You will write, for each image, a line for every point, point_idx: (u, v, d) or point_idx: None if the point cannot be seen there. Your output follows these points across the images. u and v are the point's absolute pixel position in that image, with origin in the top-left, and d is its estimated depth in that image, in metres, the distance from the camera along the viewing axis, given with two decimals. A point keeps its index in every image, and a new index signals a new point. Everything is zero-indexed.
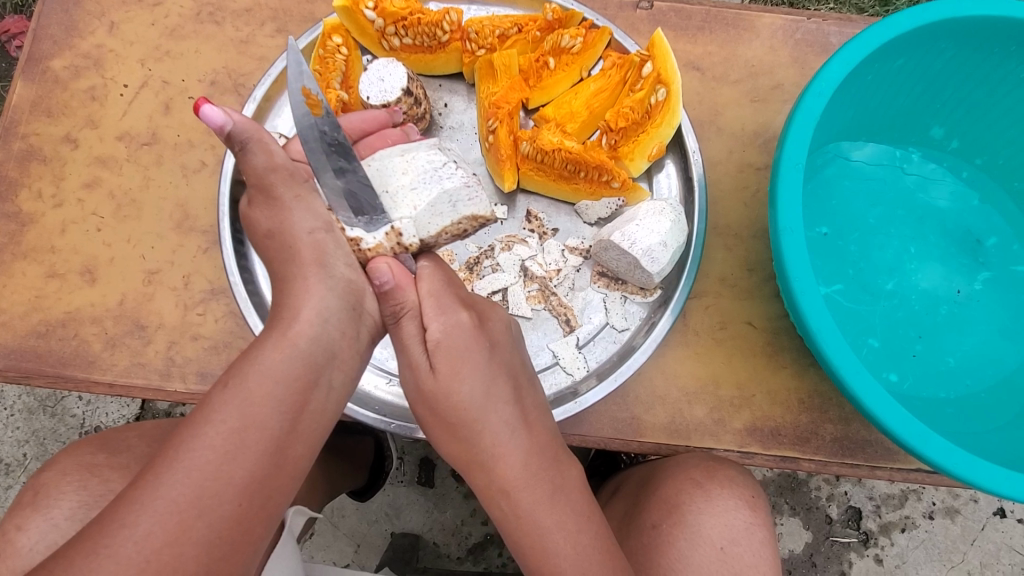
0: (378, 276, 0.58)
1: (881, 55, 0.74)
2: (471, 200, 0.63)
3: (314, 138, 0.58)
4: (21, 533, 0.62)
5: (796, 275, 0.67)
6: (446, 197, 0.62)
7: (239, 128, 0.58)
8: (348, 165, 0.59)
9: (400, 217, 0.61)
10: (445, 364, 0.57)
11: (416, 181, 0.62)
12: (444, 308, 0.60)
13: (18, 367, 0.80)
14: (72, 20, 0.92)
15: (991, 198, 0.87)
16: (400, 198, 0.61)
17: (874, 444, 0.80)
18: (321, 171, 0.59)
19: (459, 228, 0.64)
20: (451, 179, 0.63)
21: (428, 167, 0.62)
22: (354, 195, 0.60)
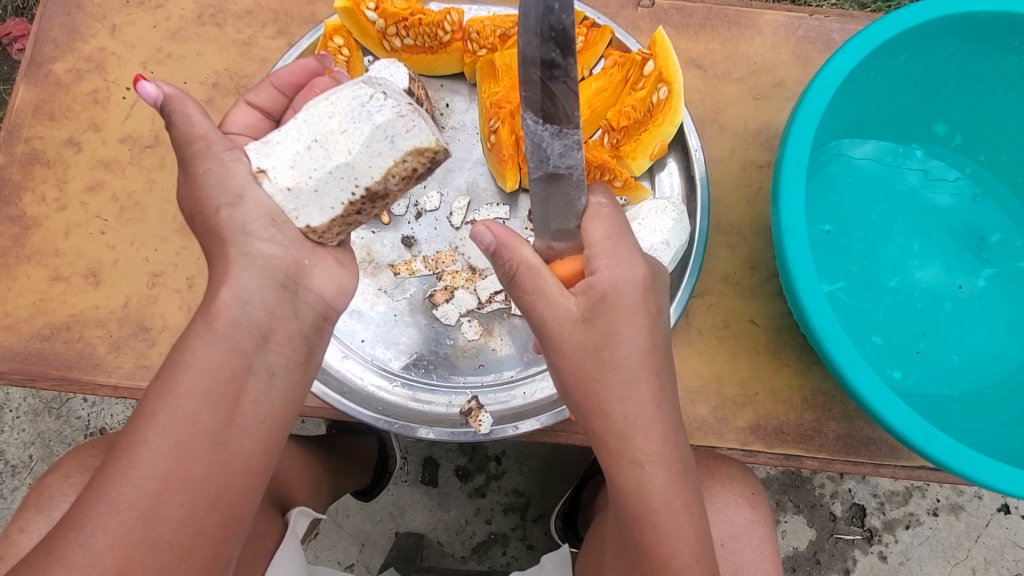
0: (481, 240, 0.55)
1: (884, 51, 0.73)
2: (409, 130, 0.56)
3: (535, 14, 0.45)
4: (26, 535, 0.63)
5: (799, 273, 0.67)
6: (381, 132, 0.55)
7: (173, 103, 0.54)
8: (561, 63, 0.47)
9: (337, 166, 0.56)
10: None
11: (343, 123, 0.55)
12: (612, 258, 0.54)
13: (24, 370, 0.81)
14: (74, 23, 0.92)
15: (994, 194, 0.86)
16: (333, 144, 0.56)
17: (877, 441, 0.80)
18: (527, 62, 0.47)
19: (405, 168, 0.57)
20: (382, 112, 0.55)
21: (355, 104, 0.56)
22: (552, 101, 0.48)
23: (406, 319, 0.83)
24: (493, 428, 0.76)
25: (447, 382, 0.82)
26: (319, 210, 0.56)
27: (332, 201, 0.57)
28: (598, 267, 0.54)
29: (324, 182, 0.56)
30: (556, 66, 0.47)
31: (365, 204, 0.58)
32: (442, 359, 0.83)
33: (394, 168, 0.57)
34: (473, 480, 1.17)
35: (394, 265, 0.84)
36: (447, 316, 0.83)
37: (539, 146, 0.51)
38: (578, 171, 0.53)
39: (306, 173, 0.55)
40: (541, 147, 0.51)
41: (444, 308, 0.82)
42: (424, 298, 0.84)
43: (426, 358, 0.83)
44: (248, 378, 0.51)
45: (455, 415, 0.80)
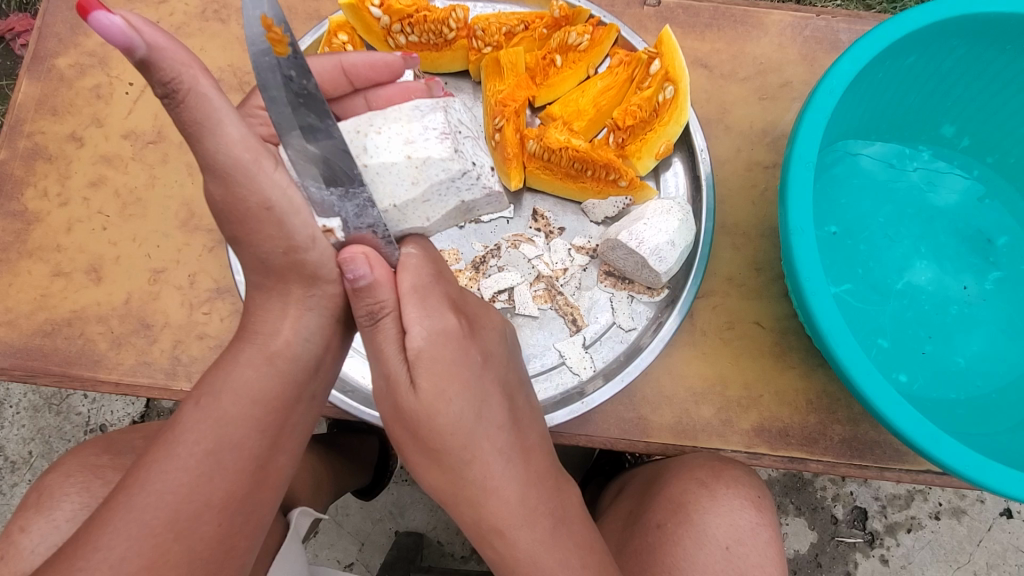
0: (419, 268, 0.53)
1: (892, 52, 0.73)
2: (489, 203, 0.62)
3: (277, 85, 0.49)
4: (25, 534, 0.62)
5: (806, 274, 0.66)
6: (462, 208, 0.60)
7: (162, 55, 0.42)
8: (319, 124, 0.50)
9: (419, 216, 0.58)
10: (428, 382, 0.53)
11: (436, 190, 0.57)
12: (428, 309, 0.56)
13: (24, 366, 0.80)
14: (77, 18, 0.91)
15: (1001, 196, 0.86)
16: (410, 211, 0.58)
17: (882, 444, 0.79)
18: (285, 129, 0.50)
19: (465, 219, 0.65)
20: (470, 192, 0.59)
21: (451, 172, 0.57)
22: (326, 161, 0.52)
23: None
24: None
25: None
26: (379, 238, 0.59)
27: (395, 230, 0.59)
28: None
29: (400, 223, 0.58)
30: (315, 127, 0.51)
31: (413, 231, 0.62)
32: None
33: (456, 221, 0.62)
34: None
35: None
36: None
37: (331, 209, 0.54)
38: (380, 228, 0.55)
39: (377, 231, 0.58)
40: (331, 209, 0.54)
41: None
42: None
43: None
44: None
45: None
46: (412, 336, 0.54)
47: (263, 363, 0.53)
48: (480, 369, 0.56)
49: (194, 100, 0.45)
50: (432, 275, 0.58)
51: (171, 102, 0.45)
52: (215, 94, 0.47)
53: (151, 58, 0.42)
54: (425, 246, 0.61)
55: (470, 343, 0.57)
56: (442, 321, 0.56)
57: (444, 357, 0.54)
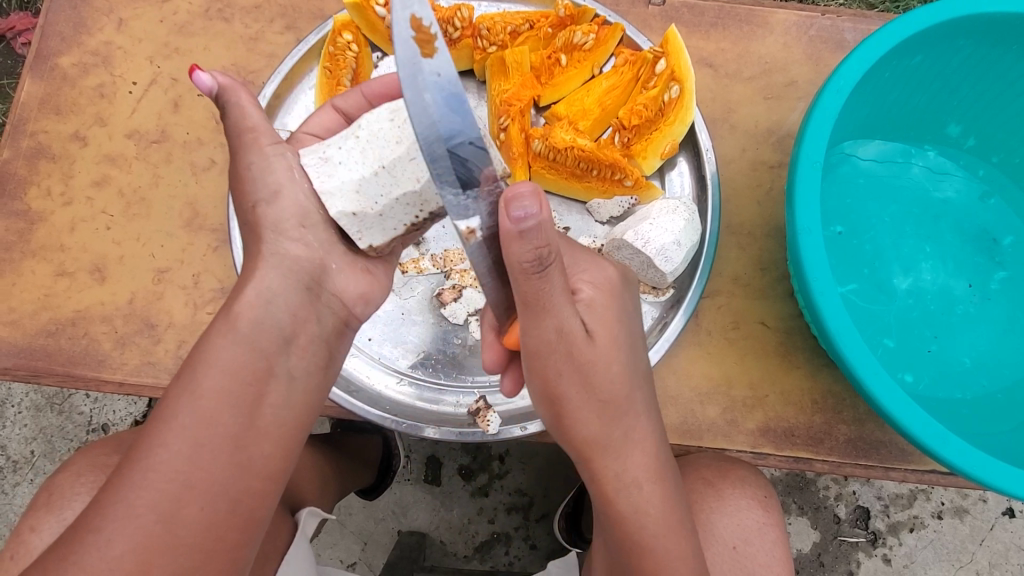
0: (518, 208, 0.45)
1: (898, 52, 0.73)
2: None
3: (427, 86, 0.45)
4: (33, 533, 0.62)
5: (814, 275, 0.66)
6: None
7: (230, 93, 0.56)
8: (472, 131, 0.46)
9: (406, 195, 0.55)
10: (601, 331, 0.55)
11: (410, 164, 0.54)
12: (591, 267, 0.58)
13: (28, 366, 0.80)
14: (80, 16, 0.91)
15: (1006, 196, 0.86)
16: (401, 170, 0.55)
17: (888, 444, 0.79)
18: (442, 136, 0.45)
19: None
20: None
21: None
22: (463, 164, 0.46)
23: (413, 318, 0.83)
24: (500, 429, 0.76)
25: (454, 382, 0.82)
26: (380, 232, 0.58)
27: (393, 223, 0.57)
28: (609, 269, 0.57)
29: (389, 211, 0.56)
30: (486, 134, 0.46)
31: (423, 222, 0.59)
32: (449, 358, 0.82)
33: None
34: (477, 480, 1.16)
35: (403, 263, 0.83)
36: (456, 315, 0.82)
37: (494, 211, 0.49)
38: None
39: (372, 199, 0.55)
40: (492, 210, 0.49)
41: (452, 307, 0.81)
42: (431, 297, 0.83)
43: (433, 357, 0.82)
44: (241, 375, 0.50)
45: (462, 415, 0.80)
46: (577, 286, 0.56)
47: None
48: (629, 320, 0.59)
49: (234, 110, 0.56)
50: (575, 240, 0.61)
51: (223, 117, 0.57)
52: (252, 107, 0.57)
53: (222, 92, 0.56)
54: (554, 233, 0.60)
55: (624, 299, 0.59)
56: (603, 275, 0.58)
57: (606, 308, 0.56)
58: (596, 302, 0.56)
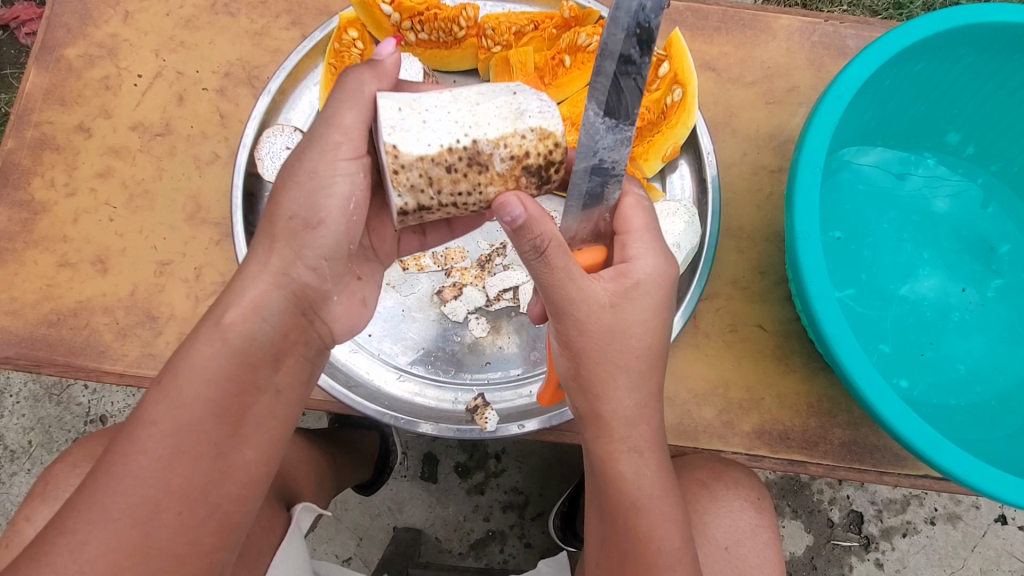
0: (508, 213, 0.51)
1: (900, 60, 0.73)
2: (542, 112, 0.57)
3: (632, 18, 0.49)
4: (31, 522, 0.63)
5: (812, 279, 0.67)
6: (514, 105, 0.57)
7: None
8: (636, 60, 0.51)
9: (460, 112, 0.56)
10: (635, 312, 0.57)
11: (475, 95, 0.58)
12: (658, 248, 0.59)
13: (29, 356, 0.81)
14: (86, 8, 0.91)
15: (1004, 205, 0.86)
16: (465, 98, 0.57)
17: (881, 449, 0.80)
18: (606, 52, 0.51)
19: (524, 147, 0.56)
20: (525, 94, 0.58)
21: (495, 86, 0.59)
22: (617, 94, 0.52)
23: (413, 315, 0.83)
24: (499, 426, 0.76)
25: (453, 379, 0.82)
26: (413, 140, 0.54)
27: (431, 138, 0.55)
28: (636, 257, 0.58)
29: (435, 120, 0.55)
30: (631, 62, 0.51)
31: (460, 161, 0.55)
32: (447, 355, 0.83)
33: (511, 137, 0.56)
34: (473, 477, 1.17)
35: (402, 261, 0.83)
36: (456, 312, 0.82)
37: (593, 137, 0.54)
38: (621, 166, 0.56)
39: (425, 108, 0.56)
40: (594, 137, 0.54)
41: (452, 305, 0.82)
42: (432, 294, 0.84)
43: (432, 353, 0.83)
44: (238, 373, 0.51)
45: (461, 412, 0.80)
46: (636, 267, 0.57)
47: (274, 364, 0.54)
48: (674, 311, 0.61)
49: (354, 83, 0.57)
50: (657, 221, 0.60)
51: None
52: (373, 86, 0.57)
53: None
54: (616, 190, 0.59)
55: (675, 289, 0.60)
56: (665, 264, 0.59)
57: (655, 295, 0.58)
58: (642, 285, 0.57)
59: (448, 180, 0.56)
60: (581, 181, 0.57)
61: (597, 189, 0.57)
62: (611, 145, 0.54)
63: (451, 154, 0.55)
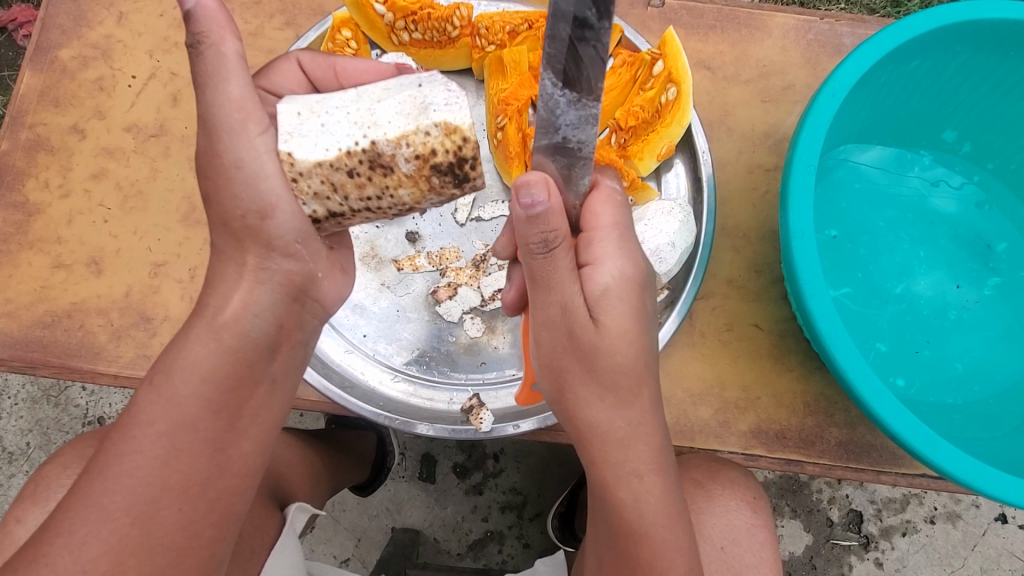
0: (527, 195, 0.48)
1: (895, 57, 0.73)
2: (448, 105, 0.51)
3: None
4: (21, 525, 0.63)
5: (806, 277, 0.66)
6: (417, 100, 0.51)
7: (203, 10, 0.46)
8: (593, 24, 0.46)
9: (358, 110, 0.51)
10: (613, 321, 0.54)
11: (378, 90, 0.52)
12: (624, 251, 0.56)
13: (24, 357, 0.80)
14: (80, 10, 0.91)
15: (1001, 203, 0.86)
16: (366, 94, 0.52)
17: (879, 448, 0.79)
18: (559, 14, 0.47)
19: (427, 146, 0.51)
20: (431, 85, 0.52)
21: (400, 77, 0.54)
22: (576, 63, 0.48)
23: (409, 315, 0.83)
24: (493, 426, 0.76)
25: (448, 379, 0.82)
26: (310, 144, 0.50)
27: (329, 141, 0.50)
28: (601, 259, 0.55)
29: (334, 122, 0.51)
30: (588, 26, 0.47)
31: (361, 163, 0.51)
32: (442, 354, 0.83)
33: (414, 135, 0.50)
34: (471, 478, 1.17)
35: (397, 260, 0.84)
36: (450, 313, 0.82)
37: (554, 112, 0.52)
38: (587, 147, 0.54)
39: (324, 109, 0.51)
40: (555, 112, 0.52)
41: (446, 305, 0.82)
42: (427, 294, 0.83)
43: (427, 354, 0.83)
44: (226, 373, 0.51)
45: (456, 412, 0.80)
46: (602, 271, 0.54)
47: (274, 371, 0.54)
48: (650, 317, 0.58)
49: (212, 55, 0.47)
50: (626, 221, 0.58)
51: (196, 51, 0.47)
52: (236, 57, 0.48)
53: (194, 9, 0.46)
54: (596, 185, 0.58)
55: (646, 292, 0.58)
56: (633, 267, 0.56)
57: (630, 300, 0.55)
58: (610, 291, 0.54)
59: (354, 185, 0.52)
60: (548, 160, 0.56)
61: (563, 171, 0.56)
62: (573, 121, 0.52)
63: (351, 158, 0.50)
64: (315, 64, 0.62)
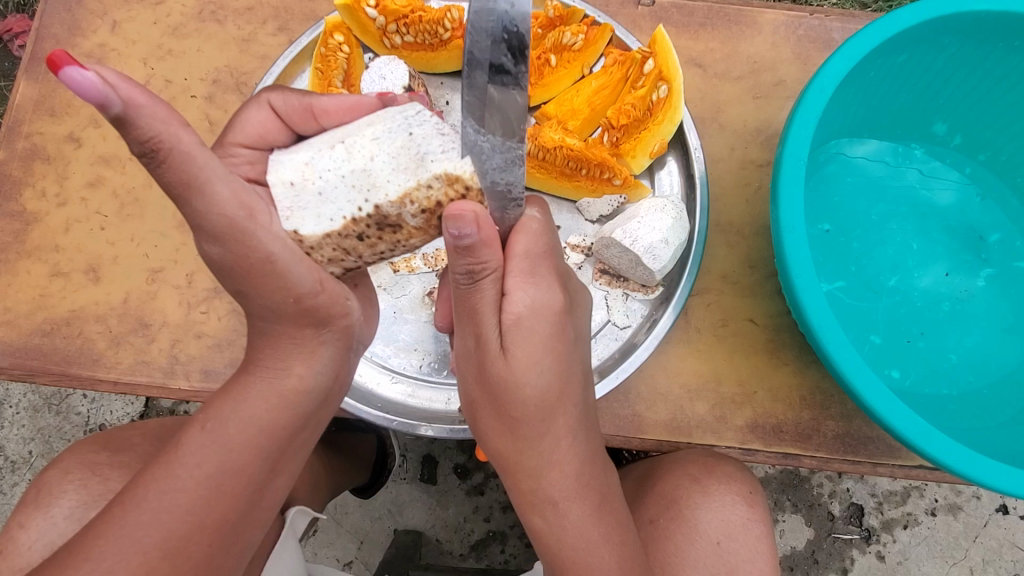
0: (459, 228, 0.47)
1: (883, 51, 0.74)
2: (443, 151, 0.50)
3: (490, 17, 0.48)
4: (23, 531, 0.63)
5: (798, 272, 0.67)
6: (410, 149, 0.50)
7: (140, 113, 0.37)
8: (511, 68, 0.48)
9: (354, 171, 0.50)
10: (522, 351, 0.54)
11: (369, 142, 0.51)
12: (535, 279, 0.56)
13: (23, 365, 0.81)
14: (74, 19, 0.92)
15: (994, 194, 0.87)
16: (358, 147, 0.51)
17: (876, 440, 0.80)
18: (477, 61, 0.49)
19: (430, 199, 0.51)
20: (420, 127, 0.51)
21: (389, 118, 0.52)
22: (497, 106, 0.49)
23: (406, 316, 0.83)
24: None
25: (447, 380, 0.82)
26: (314, 219, 0.51)
27: (332, 211, 0.51)
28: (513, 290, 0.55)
29: (331, 189, 0.51)
30: (506, 71, 0.48)
31: (369, 227, 0.52)
32: (441, 354, 0.83)
33: (416, 190, 0.50)
34: (472, 479, 1.17)
35: (394, 262, 0.84)
36: None
37: (480, 159, 0.51)
38: (516, 188, 0.53)
39: (317, 172, 0.51)
40: (481, 159, 0.51)
41: None
42: (424, 296, 0.84)
43: (425, 354, 0.83)
44: None
45: (454, 412, 0.81)
46: (512, 301, 0.55)
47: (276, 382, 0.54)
48: (571, 347, 0.59)
49: (177, 158, 0.41)
50: (547, 247, 0.57)
51: (150, 161, 0.40)
52: (197, 150, 0.42)
53: (127, 114, 0.37)
54: (544, 209, 0.59)
55: (565, 319, 0.58)
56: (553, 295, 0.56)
57: (542, 329, 0.56)
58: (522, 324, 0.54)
59: (365, 245, 0.53)
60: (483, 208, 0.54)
61: (497, 213, 0.55)
62: (500, 165, 0.51)
63: (357, 224, 0.51)
64: (286, 104, 0.60)
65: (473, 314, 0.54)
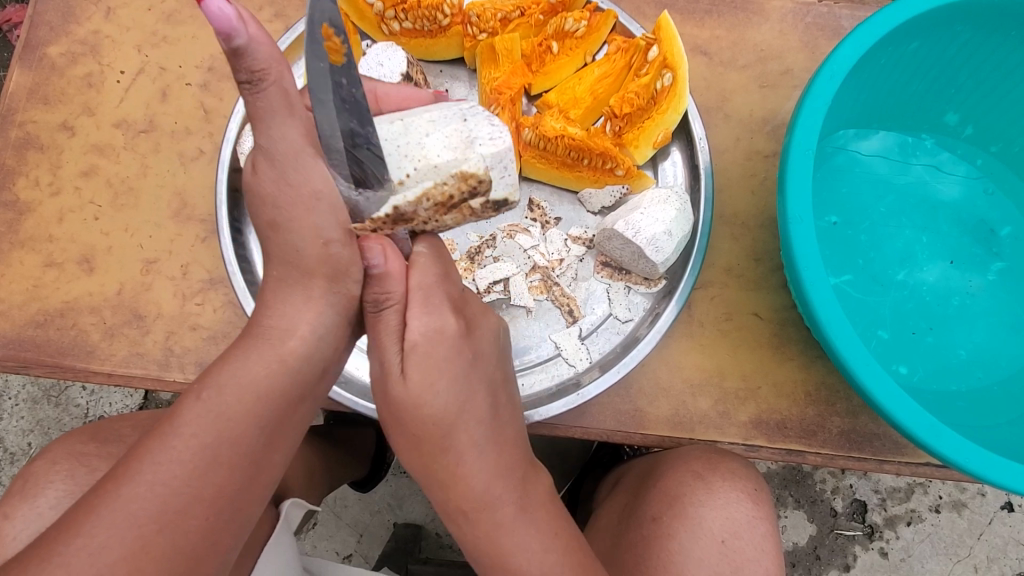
0: (370, 259, 0.55)
1: (894, 37, 0.71)
2: (490, 137, 0.55)
3: (328, 89, 0.51)
4: (6, 522, 0.62)
5: (805, 265, 0.65)
6: (466, 132, 0.55)
7: (257, 49, 0.47)
8: (360, 130, 0.52)
9: (410, 144, 0.54)
10: (418, 373, 0.54)
11: (427, 121, 0.55)
12: (430, 307, 0.57)
13: (17, 356, 0.80)
14: (68, 5, 0.90)
15: (1005, 186, 0.84)
16: (413, 126, 0.54)
17: (881, 437, 0.78)
18: (327, 132, 0.53)
19: (444, 191, 0.54)
20: (474, 116, 0.56)
21: (445, 108, 0.57)
22: (360, 164, 0.53)
23: None
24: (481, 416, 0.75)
25: None
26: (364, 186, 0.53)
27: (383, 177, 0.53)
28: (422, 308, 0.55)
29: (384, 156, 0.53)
30: (356, 134, 0.52)
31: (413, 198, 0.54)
32: None
33: (432, 188, 0.54)
34: None
35: None
36: None
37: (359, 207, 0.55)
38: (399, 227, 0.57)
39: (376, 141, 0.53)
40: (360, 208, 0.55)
41: None
42: None
43: None
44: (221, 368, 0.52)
45: None
46: (410, 329, 0.56)
47: (284, 374, 0.53)
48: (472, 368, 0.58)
49: (274, 88, 0.50)
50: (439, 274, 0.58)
51: (256, 87, 0.49)
52: (292, 87, 0.52)
53: (247, 48, 0.47)
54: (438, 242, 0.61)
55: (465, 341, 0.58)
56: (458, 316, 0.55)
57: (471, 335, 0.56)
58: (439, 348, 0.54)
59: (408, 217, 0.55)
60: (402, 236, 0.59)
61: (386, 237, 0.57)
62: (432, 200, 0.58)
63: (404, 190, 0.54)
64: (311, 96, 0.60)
65: (380, 342, 0.58)
